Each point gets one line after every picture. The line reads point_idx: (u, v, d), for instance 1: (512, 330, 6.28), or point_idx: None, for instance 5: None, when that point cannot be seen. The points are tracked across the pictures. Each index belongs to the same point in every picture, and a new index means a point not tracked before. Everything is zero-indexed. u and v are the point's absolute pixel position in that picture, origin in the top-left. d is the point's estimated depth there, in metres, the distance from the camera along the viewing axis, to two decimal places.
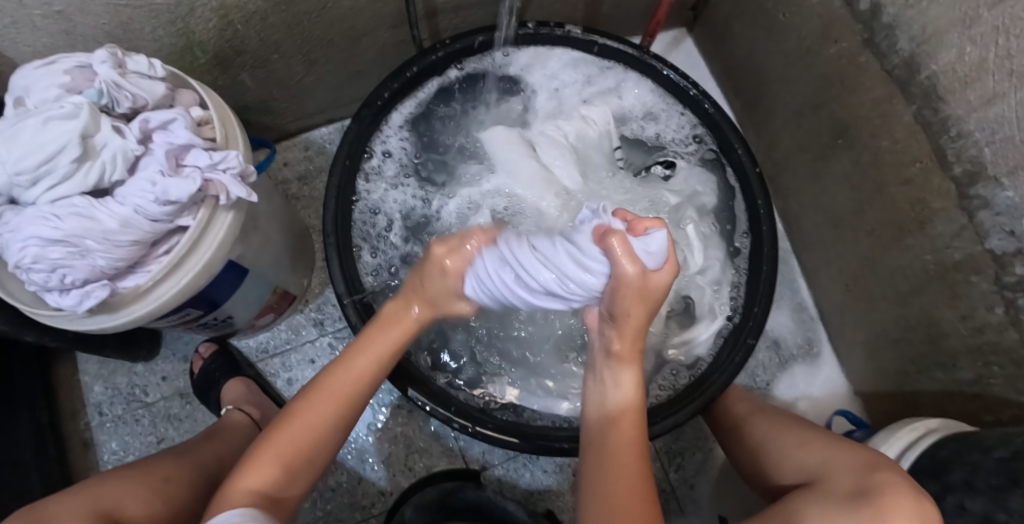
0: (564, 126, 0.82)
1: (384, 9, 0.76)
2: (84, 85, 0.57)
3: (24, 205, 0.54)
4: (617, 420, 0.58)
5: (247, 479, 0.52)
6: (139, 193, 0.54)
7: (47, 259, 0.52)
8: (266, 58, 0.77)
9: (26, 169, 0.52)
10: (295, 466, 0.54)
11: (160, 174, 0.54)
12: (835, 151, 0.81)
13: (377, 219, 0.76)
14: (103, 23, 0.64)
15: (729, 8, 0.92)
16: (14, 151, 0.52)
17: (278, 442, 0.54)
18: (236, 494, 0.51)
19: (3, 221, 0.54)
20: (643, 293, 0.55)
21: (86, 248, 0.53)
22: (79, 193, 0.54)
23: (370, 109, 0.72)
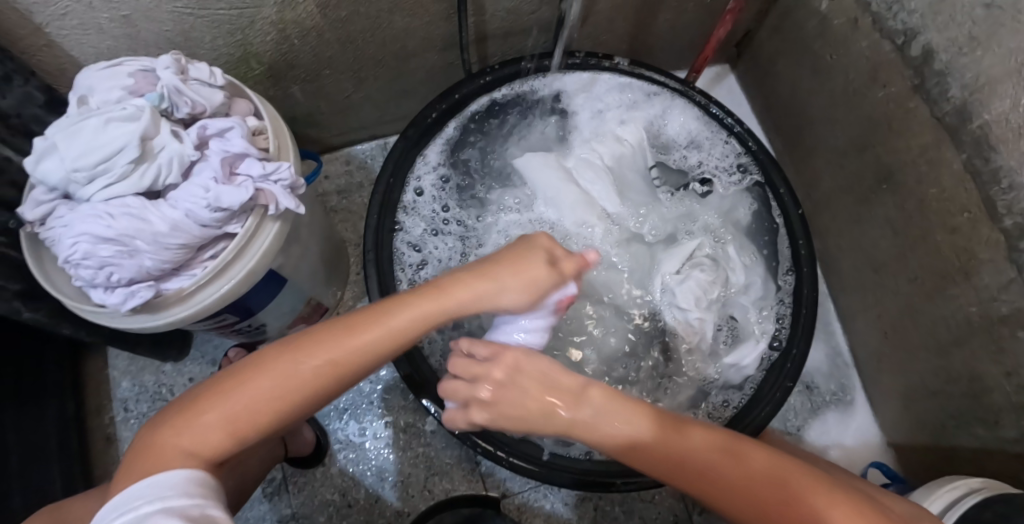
0: (599, 148, 0.83)
1: (435, 33, 0.78)
2: (146, 88, 0.57)
3: (77, 201, 0.55)
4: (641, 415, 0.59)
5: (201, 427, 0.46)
6: (192, 198, 0.54)
7: (96, 257, 0.52)
8: (317, 74, 0.79)
9: (83, 166, 0.53)
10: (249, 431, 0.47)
11: (212, 180, 0.55)
12: (878, 196, 0.80)
13: (417, 254, 0.76)
14: (166, 30, 0.66)
15: (775, 46, 0.90)
16: (74, 149, 0.53)
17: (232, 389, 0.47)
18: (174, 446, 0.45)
19: (56, 215, 0.54)
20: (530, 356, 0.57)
21: (135, 250, 0.53)
22: (132, 193, 0.54)
23: (416, 129, 0.75)
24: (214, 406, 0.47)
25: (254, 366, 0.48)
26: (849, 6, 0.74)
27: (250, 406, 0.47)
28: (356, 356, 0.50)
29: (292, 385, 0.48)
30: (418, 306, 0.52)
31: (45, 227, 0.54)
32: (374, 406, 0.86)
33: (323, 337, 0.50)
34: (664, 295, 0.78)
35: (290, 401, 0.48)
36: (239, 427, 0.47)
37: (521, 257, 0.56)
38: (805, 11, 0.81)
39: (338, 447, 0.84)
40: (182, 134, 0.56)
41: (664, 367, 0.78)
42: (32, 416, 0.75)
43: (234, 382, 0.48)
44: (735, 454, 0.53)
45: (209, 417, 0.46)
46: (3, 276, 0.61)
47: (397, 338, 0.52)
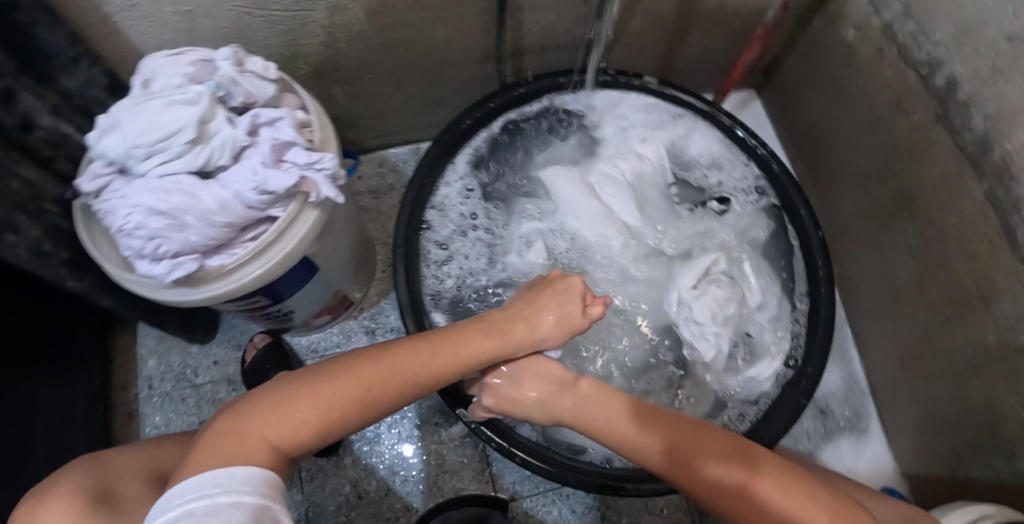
0: (622, 165, 0.83)
1: (474, 45, 0.82)
2: (206, 77, 0.61)
3: (133, 176, 0.58)
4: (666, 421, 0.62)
5: (288, 421, 0.49)
6: (241, 180, 0.58)
7: (147, 229, 0.56)
8: (359, 77, 0.83)
9: (144, 143, 0.56)
10: (328, 432, 0.51)
11: (260, 164, 0.58)
12: (899, 222, 0.81)
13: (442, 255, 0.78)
14: (223, 27, 0.71)
15: (800, 73, 0.92)
16: (137, 128, 0.56)
17: (322, 388, 0.52)
18: (260, 435, 0.48)
19: (113, 189, 0.58)
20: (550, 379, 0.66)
21: (184, 225, 0.56)
22: (186, 171, 0.57)
23: (451, 134, 0.78)
24: (306, 405, 0.50)
25: (342, 372, 0.53)
26: (875, 36, 0.76)
27: (342, 409, 0.52)
28: (431, 377, 0.57)
29: (378, 395, 0.54)
30: (487, 343, 0.61)
31: (101, 199, 0.58)
32: None
33: (408, 354, 0.56)
34: (681, 311, 0.77)
35: (368, 410, 0.53)
36: (327, 428, 0.51)
37: (567, 309, 0.65)
38: (832, 40, 0.84)
39: (353, 438, 0.86)
40: (236, 119, 0.60)
41: (679, 380, 0.78)
42: (65, 384, 0.78)
43: (326, 383, 0.52)
44: (739, 494, 0.55)
45: (304, 414, 0.50)
46: (55, 244, 0.65)
47: (464, 365, 0.59)
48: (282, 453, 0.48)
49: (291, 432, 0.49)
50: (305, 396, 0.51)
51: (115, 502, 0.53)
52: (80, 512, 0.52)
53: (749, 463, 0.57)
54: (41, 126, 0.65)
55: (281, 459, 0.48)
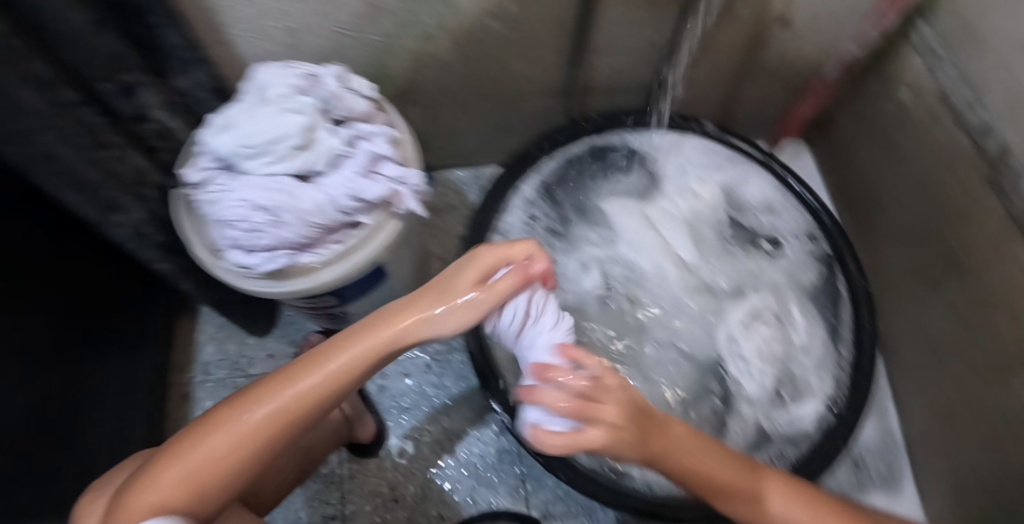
0: (680, 202, 0.88)
1: (545, 77, 0.87)
2: (311, 89, 0.66)
3: (238, 172, 0.63)
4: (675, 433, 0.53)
5: (160, 481, 0.47)
6: (339, 187, 0.63)
7: (249, 222, 0.61)
8: (436, 101, 0.89)
9: (254, 145, 0.61)
10: (208, 486, 0.48)
11: (356, 174, 0.64)
12: (944, 281, 0.83)
13: None
14: (323, 44, 0.78)
15: (853, 130, 0.96)
16: (249, 129, 0.61)
17: (189, 443, 0.49)
18: (137, 508, 0.46)
19: (219, 183, 0.63)
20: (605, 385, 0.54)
21: (281, 222, 0.61)
22: (288, 173, 0.62)
23: (525, 163, 0.86)
24: (177, 462, 0.48)
25: (205, 425, 0.50)
26: (929, 100, 0.80)
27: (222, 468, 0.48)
28: (297, 402, 0.49)
29: (250, 444, 0.49)
30: (352, 346, 0.50)
31: (207, 191, 0.63)
32: (433, 409, 0.90)
33: (276, 389, 0.50)
34: (729, 346, 0.82)
35: (245, 452, 0.49)
36: (201, 482, 0.48)
37: (444, 296, 0.52)
38: (886, 100, 0.88)
39: (395, 443, 0.88)
40: (335, 130, 0.65)
41: (723, 415, 0.79)
42: (131, 359, 0.83)
43: (193, 440, 0.49)
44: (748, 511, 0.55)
45: (172, 474, 0.48)
46: (153, 227, 0.71)
47: (335, 384, 0.50)
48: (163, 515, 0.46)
49: (166, 494, 0.47)
50: (173, 456, 0.48)
51: None
52: None
53: (755, 495, 0.55)
54: (153, 119, 0.71)
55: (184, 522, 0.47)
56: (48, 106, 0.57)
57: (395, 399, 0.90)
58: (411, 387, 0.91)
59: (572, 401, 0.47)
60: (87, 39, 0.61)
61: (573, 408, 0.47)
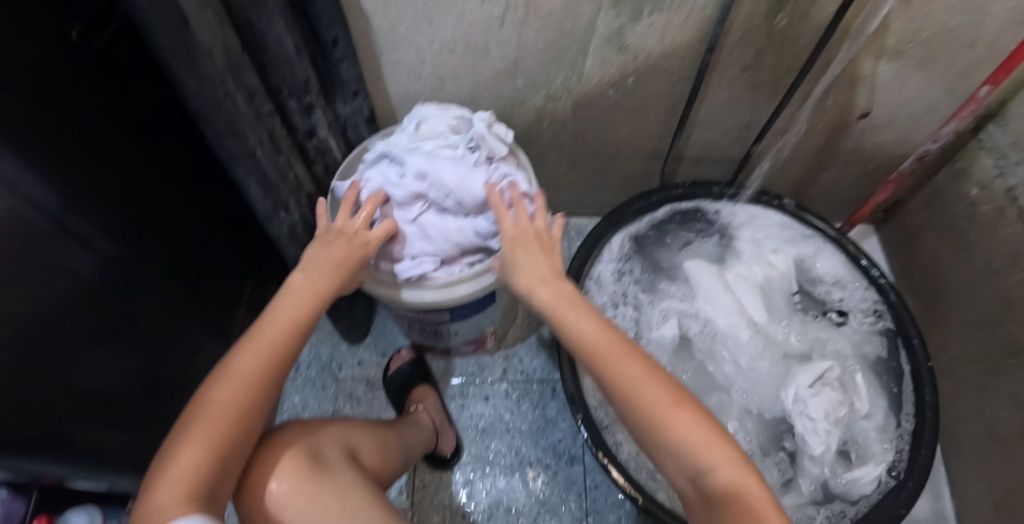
0: (755, 269, 0.96)
1: (644, 142, 0.98)
2: (461, 128, 0.76)
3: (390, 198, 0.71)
4: (573, 311, 0.62)
5: (175, 462, 0.50)
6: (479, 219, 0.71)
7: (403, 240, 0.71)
8: (546, 152, 1.00)
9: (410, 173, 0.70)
10: (230, 450, 0.53)
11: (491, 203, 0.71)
12: (1006, 369, 0.88)
13: None
14: (465, 88, 0.89)
15: (920, 220, 1.04)
16: (420, 161, 0.70)
17: (201, 412, 0.52)
18: (161, 495, 0.49)
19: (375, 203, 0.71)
20: (537, 242, 0.67)
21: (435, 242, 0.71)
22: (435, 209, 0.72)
23: (621, 215, 0.93)
24: (193, 443, 0.51)
25: (200, 397, 0.53)
26: (998, 197, 0.88)
27: (217, 436, 0.52)
28: (279, 349, 0.57)
29: (252, 390, 0.54)
30: (296, 304, 0.60)
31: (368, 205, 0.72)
32: (508, 433, 0.95)
33: (227, 363, 0.55)
34: (796, 405, 0.87)
35: (252, 396, 0.54)
36: (219, 447, 0.52)
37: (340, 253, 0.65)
38: (955, 196, 0.96)
39: (468, 460, 0.93)
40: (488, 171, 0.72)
41: (787, 468, 0.86)
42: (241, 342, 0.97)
43: (193, 415, 0.52)
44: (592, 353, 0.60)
45: (186, 454, 0.51)
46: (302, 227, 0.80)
47: (296, 334, 0.59)
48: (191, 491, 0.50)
49: (188, 466, 0.50)
50: (182, 431, 0.52)
51: (322, 459, 0.61)
52: (301, 465, 0.59)
53: (597, 348, 0.60)
54: (318, 136, 0.82)
55: (204, 498, 0.51)
56: (251, 113, 0.67)
57: (472, 418, 0.96)
58: (490, 410, 0.96)
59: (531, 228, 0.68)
60: (291, 62, 0.72)
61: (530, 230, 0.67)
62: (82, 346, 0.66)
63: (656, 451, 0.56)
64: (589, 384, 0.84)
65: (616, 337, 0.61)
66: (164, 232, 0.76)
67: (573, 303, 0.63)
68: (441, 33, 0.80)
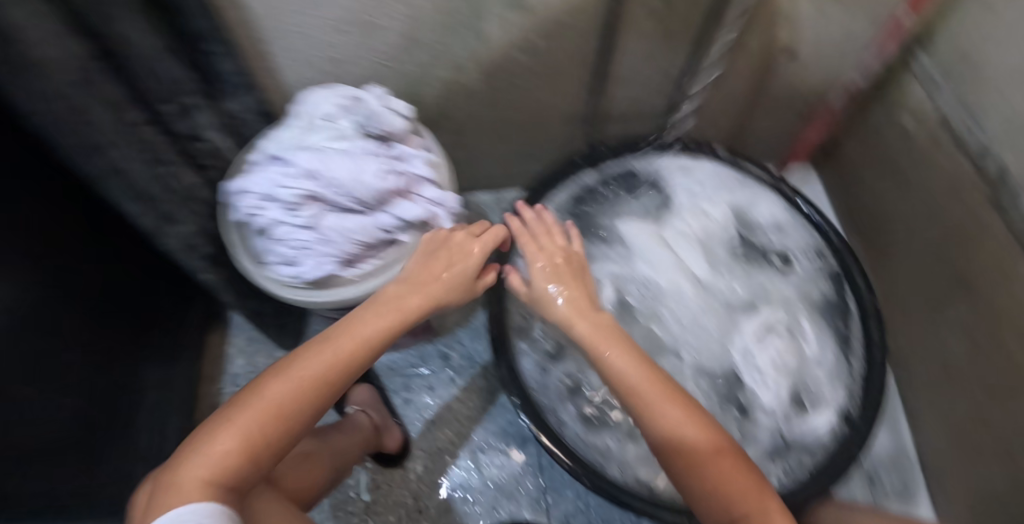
0: (691, 222, 0.93)
1: (565, 106, 0.93)
2: (353, 108, 0.72)
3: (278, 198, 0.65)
4: (615, 344, 0.63)
5: (213, 447, 0.50)
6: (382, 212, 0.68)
7: (303, 248, 0.65)
8: (463, 127, 0.95)
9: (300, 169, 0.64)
10: (266, 450, 0.52)
11: (390, 193, 0.68)
12: (953, 299, 0.86)
13: None
14: (363, 71, 0.84)
15: (858, 156, 1.01)
16: (309, 159, 0.64)
17: (257, 401, 0.52)
18: (189, 478, 0.49)
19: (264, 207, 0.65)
20: (569, 265, 0.69)
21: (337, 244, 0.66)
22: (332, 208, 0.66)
23: (548, 185, 0.89)
24: (232, 432, 0.51)
25: (257, 388, 0.53)
26: (931, 126, 0.85)
27: (256, 427, 0.51)
28: (346, 365, 0.56)
29: (308, 398, 0.54)
30: (380, 321, 0.59)
31: (254, 212, 0.65)
32: (456, 422, 0.92)
33: (295, 360, 0.55)
34: (744, 358, 0.85)
35: (306, 404, 0.54)
36: (255, 448, 0.51)
37: (431, 267, 0.64)
38: (890, 127, 0.93)
39: (419, 454, 0.90)
40: (382, 159, 0.68)
41: (738, 426, 0.82)
42: (170, 364, 0.89)
43: (244, 406, 0.52)
44: (630, 392, 0.60)
45: (227, 443, 0.50)
46: (202, 240, 0.75)
47: (369, 354, 0.58)
48: (220, 486, 0.50)
49: (223, 455, 0.50)
50: (228, 419, 0.52)
51: None
52: None
53: (631, 387, 0.60)
54: (205, 140, 0.76)
55: (225, 487, 0.50)
56: (117, 124, 0.62)
57: (419, 411, 0.93)
58: (436, 400, 0.93)
59: (568, 263, 0.69)
60: (158, 65, 0.66)
61: (562, 261, 0.69)
62: (19, 388, 0.60)
63: (687, 491, 0.58)
64: (528, 364, 0.81)
65: (658, 376, 0.61)
66: (63, 258, 0.67)
67: (616, 335, 0.64)
68: (324, 13, 0.74)
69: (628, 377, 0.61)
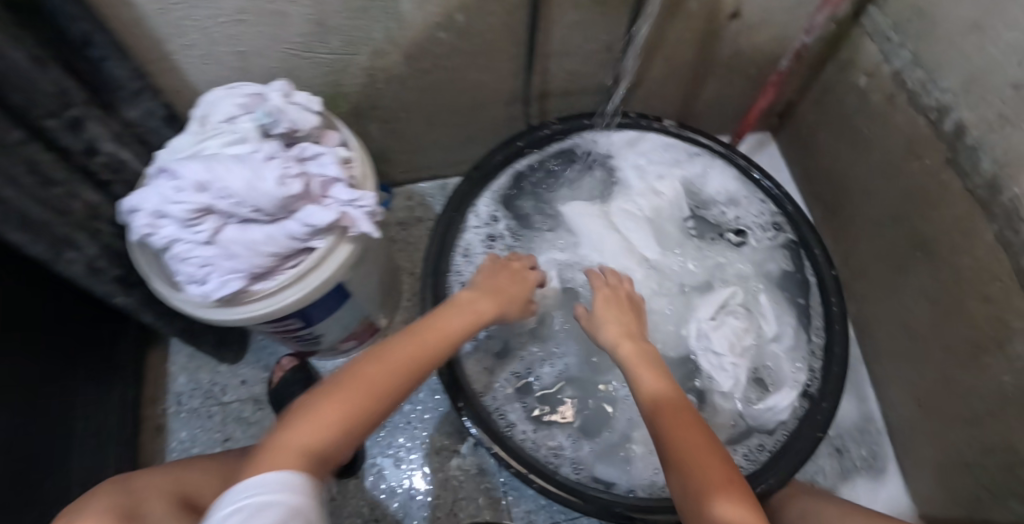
0: (640, 201, 0.88)
1: (501, 87, 0.87)
2: (256, 107, 0.66)
3: (171, 214, 0.59)
4: (647, 367, 0.65)
5: (313, 417, 0.50)
6: (290, 219, 0.60)
7: (208, 267, 0.60)
8: (395, 115, 0.89)
9: (190, 180, 0.58)
10: (359, 422, 0.52)
11: (295, 199, 0.59)
12: (914, 264, 0.83)
13: None
14: (275, 65, 0.77)
15: (816, 118, 0.96)
16: (199, 169, 0.58)
17: (354, 374, 0.54)
18: (286, 441, 0.48)
19: (159, 225, 0.59)
20: (618, 303, 0.74)
21: (244, 258, 0.60)
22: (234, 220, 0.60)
23: (481, 170, 0.82)
24: (333, 402, 0.51)
25: (351, 369, 0.55)
26: (886, 83, 0.80)
27: (357, 405, 0.52)
28: (431, 356, 0.60)
29: (399, 382, 0.56)
30: (460, 323, 0.65)
31: (150, 232, 0.59)
32: (410, 426, 0.89)
33: (380, 349, 0.58)
34: (700, 341, 0.81)
35: (395, 387, 0.55)
36: (351, 422, 0.51)
37: (498, 281, 0.73)
38: (845, 86, 0.88)
39: (373, 462, 0.87)
40: (284, 161, 0.60)
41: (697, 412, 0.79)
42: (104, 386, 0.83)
43: (342, 383, 0.53)
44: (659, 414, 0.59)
45: (328, 410, 0.51)
46: (107, 262, 0.70)
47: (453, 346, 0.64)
48: (316, 453, 0.48)
49: (319, 428, 0.49)
50: (322, 396, 0.52)
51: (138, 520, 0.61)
52: None
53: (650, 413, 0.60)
54: (103, 153, 0.69)
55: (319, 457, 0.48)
56: None
57: None
58: None
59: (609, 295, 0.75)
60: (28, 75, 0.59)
61: (604, 290, 0.75)
62: None
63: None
64: (472, 366, 0.77)
65: (684, 411, 0.60)
66: None
67: (641, 362, 0.66)
68: (219, 5, 0.67)
69: (659, 398, 0.61)
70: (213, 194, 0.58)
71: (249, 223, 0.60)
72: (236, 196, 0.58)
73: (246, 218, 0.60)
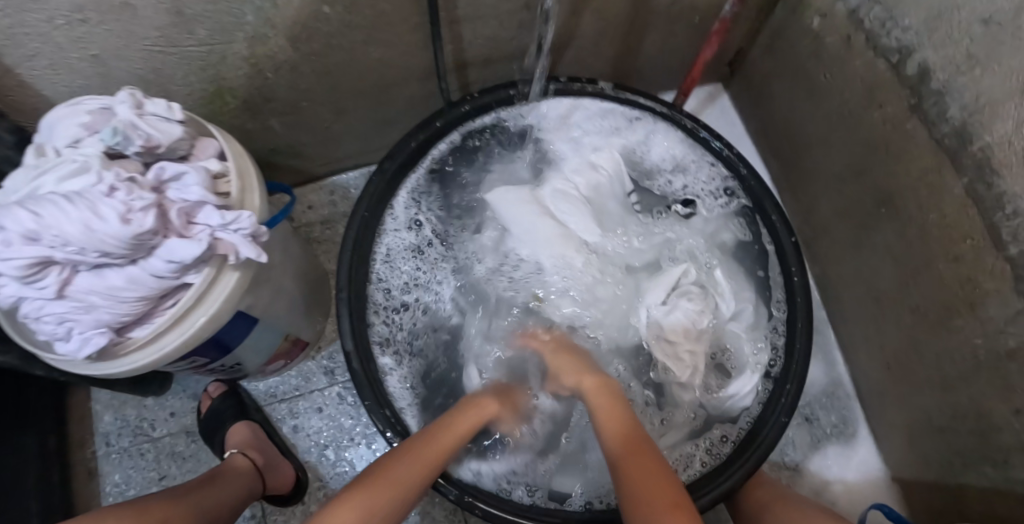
0: (576, 178, 0.79)
1: (412, 61, 0.77)
2: (102, 125, 0.55)
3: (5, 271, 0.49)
4: (609, 407, 0.60)
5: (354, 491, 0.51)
6: (151, 256, 0.51)
7: (66, 322, 0.51)
8: (295, 105, 0.78)
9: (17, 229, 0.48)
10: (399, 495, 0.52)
11: (149, 234, 0.50)
12: (878, 221, 0.75)
13: (391, 294, 0.74)
14: (137, 68, 0.66)
15: (768, 66, 0.88)
16: (24, 215, 0.48)
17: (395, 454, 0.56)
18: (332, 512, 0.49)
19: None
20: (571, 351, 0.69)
21: (106, 308, 0.51)
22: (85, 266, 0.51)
23: (393, 161, 0.72)
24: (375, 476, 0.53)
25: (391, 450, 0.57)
26: (841, 23, 0.71)
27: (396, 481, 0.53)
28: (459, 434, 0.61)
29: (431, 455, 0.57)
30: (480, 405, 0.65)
31: None
32: (354, 441, 0.83)
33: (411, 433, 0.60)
34: (650, 331, 0.75)
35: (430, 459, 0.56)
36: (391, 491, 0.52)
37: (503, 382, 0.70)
38: (797, 28, 0.79)
39: (320, 484, 0.82)
40: (131, 190, 0.50)
41: (657, 410, 0.74)
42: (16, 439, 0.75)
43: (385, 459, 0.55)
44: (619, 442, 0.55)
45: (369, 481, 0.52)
46: None
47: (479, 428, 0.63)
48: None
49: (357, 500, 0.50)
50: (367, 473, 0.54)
51: None
52: None
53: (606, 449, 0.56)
54: None
55: None
56: None
57: (310, 437, 0.84)
58: (326, 422, 0.84)
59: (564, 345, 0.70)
60: None
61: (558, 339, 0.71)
62: None
63: None
64: (395, 383, 0.71)
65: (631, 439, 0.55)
66: None
67: (598, 391, 0.62)
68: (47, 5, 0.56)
69: (611, 426, 0.57)
70: (49, 242, 0.49)
71: (103, 266, 0.51)
72: (76, 241, 0.49)
73: (98, 262, 0.51)
